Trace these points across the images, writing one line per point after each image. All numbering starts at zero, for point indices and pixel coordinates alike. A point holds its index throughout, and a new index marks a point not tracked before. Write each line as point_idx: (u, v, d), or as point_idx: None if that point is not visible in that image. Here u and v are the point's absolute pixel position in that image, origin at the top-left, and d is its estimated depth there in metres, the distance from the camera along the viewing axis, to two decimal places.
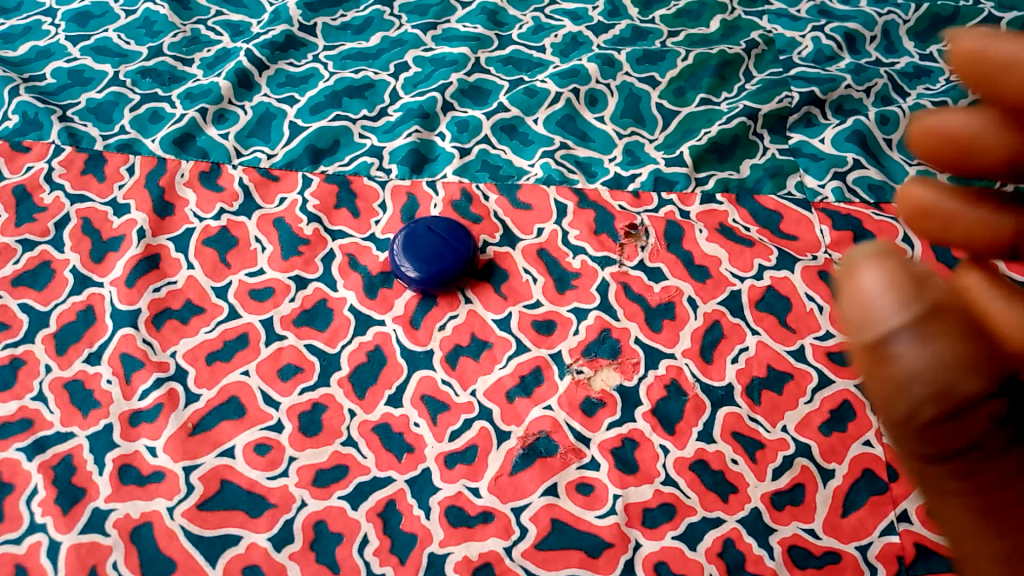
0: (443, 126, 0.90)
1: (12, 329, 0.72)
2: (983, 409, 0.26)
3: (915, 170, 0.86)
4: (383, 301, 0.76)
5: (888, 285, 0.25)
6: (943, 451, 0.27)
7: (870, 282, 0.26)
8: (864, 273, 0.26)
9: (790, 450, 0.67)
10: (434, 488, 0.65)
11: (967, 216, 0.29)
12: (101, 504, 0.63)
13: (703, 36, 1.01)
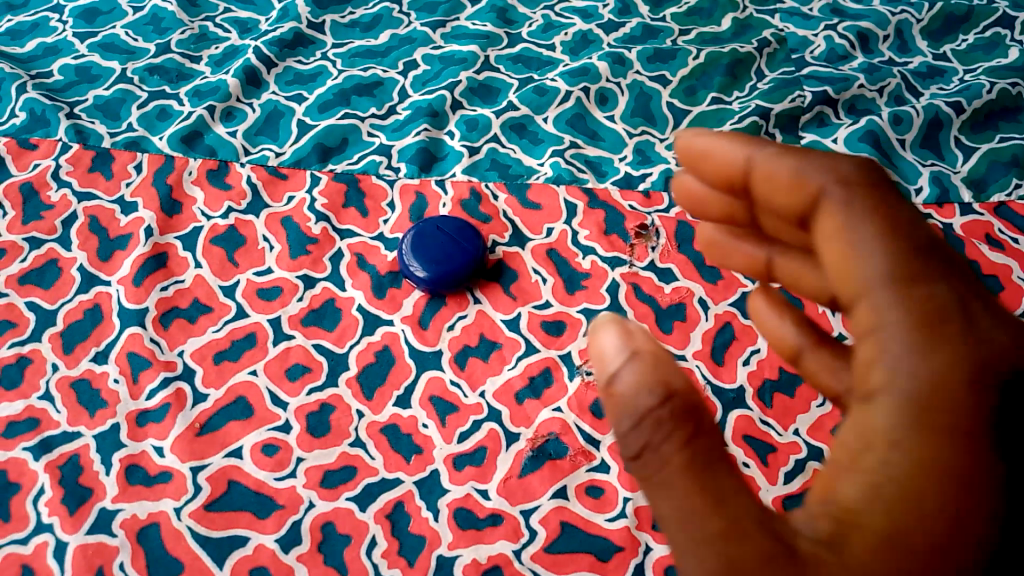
0: (452, 124, 0.90)
1: (18, 328, 0.72)
2: (660, 418, 0.36)
3: (929, 170, 0.86)
4: (391, 301, 0.75)
5: (608, 346, 0.38)
6: (639, 458, 0.37)
7: (602, 344, 0.38)
8: (601, 336, 0.39)
9: (801, 453, 0.66)
10: (442, 490, 0.65)
11: (739, 248, 0.47)
12: (108, 504, 0.62)
13: (714, 34, 1.00)
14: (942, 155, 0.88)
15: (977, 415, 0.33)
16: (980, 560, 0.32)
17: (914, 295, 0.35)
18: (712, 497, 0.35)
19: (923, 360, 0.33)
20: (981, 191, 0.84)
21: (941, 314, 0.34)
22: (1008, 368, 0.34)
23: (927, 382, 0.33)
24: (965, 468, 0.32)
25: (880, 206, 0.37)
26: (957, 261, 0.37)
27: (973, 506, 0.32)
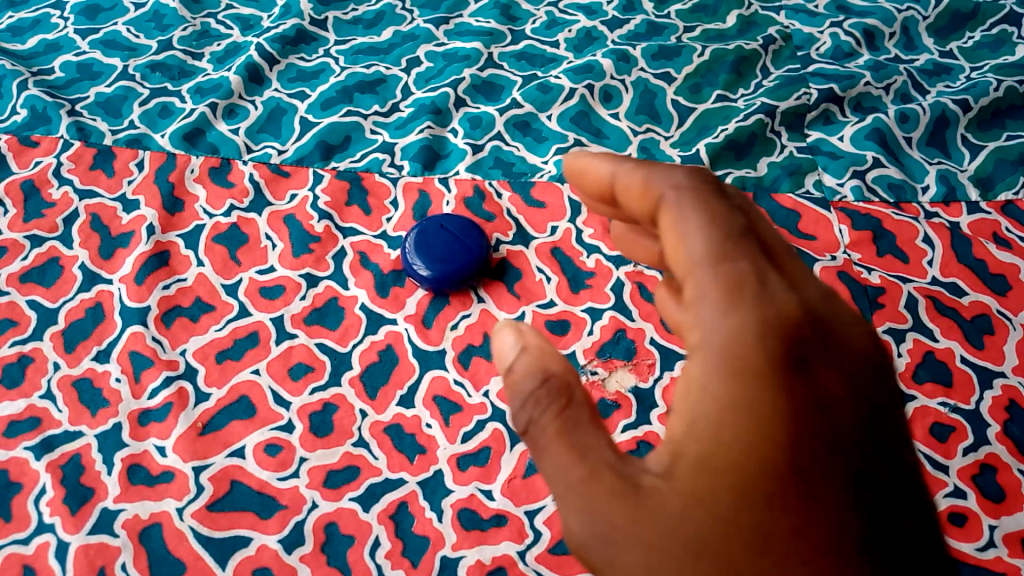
0: (455, 122, 0.89)
1: (19, 326, 0.71)
2: (541, 396, 0.40)
3: (935, 169, 0.85)
4: (394, 300, 0.75)
5: (505, 344, 0.42)
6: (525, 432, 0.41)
7: (502, 344, 0.42)
8: (500, 335, 0.43)
9: None
10: (446, 490, 0.64)
11: (638, 243, 0.53)
12: (109, 504, 0.62)
13: (719, 31, 1.00)
14: (948, 153, 0.87)
15: (773, 366, 0.38)
16: (794, 487, 0.36)
17: (727, 263, 0.40)
18: (574, 451, 0.39)
19: (735, 314, 0.39)
20: (988, 190, 0.84)
21: (748, 278, 0.40)
22: (803, 329, 0.39)
23: (738, 332, 0.38)
24: (772, 403, 0.37)
25: (703, 197, 0.43)
26: (767, 239, 0.43)
27: (785, 438, 0.37)
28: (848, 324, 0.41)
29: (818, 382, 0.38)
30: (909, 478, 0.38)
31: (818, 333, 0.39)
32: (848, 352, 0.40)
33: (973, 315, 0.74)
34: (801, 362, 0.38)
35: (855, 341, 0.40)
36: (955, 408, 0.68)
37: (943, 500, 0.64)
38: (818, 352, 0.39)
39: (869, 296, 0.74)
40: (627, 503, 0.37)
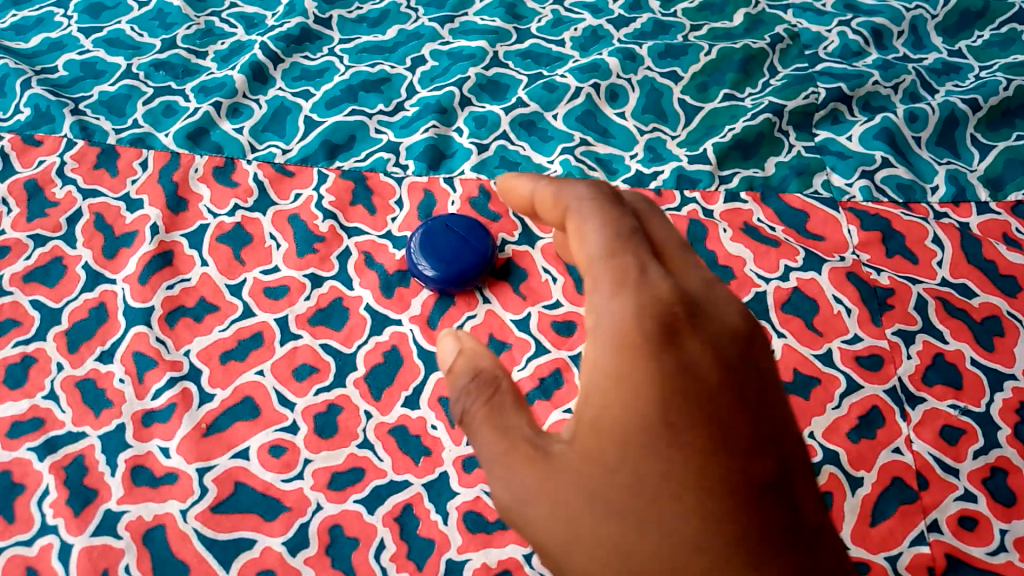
0: (460, 121, 0.89)
1: (23, 326, 0.71)
2: (469, 388, 0.46)
3: (945, 169, 0.84)
4: (399, 300, 0.75)
5: (443, 349, 0.49)
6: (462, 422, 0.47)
7: (440, 350, 0.49)
8: (440, 343, 0.49)
9: (817, 457, 0.65)
10: (451, 492, 0.64)
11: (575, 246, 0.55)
12: (113, 506, 0.62)
13: (726, 30, 0.99)
14: (958, 153, 0.86)
15: (649, 346, 0.42)
16: (671, 447, 0.41)
17: (614, 252, 0.44)
18: (498, 431, 0.45)
19: (619, 298, 0.43)
20: (997, 190, 0.83)
21: (630, 266, 0.44)
22: (677, 312, 0.43)
23: (618, 315, 0.43)
24: (651, 378, 0.42)
25: (599, 196, 0.47)
26: (655, 231, 0.47)
27: (662, 407, 0.42)
28: (723, 305, 0.46)
29: (690, 355, 0.43)
30: (773, 428, 0.43)
31: (693, 312, 0.44)
32: (721, 329, 0.45)
33: (983, 317, 0.73)
34: (676, 337, 0.43)
35: (729, 319, 0.45)
36: (965, 410, 0.68)
37: (954, 503, 0.63)
38: (694, 329, 0.44)
39: (878, 298, 0.74)
40: (538, 464, 0.43)
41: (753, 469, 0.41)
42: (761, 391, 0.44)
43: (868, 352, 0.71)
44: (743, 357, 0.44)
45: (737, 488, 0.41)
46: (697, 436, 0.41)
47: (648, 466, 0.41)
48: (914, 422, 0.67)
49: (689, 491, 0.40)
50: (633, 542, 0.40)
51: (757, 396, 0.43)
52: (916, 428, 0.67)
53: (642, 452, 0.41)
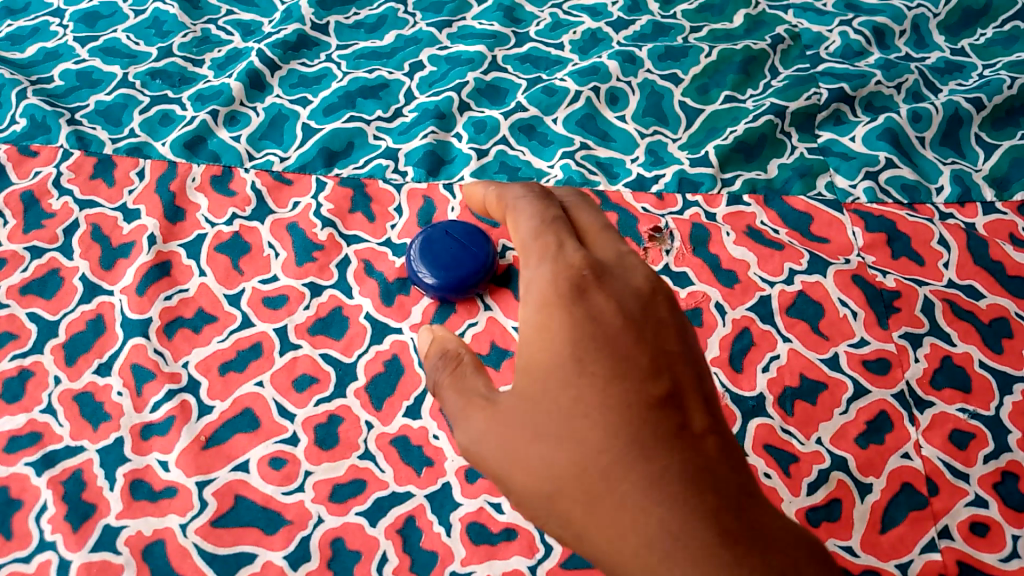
0: (459, 126, 0.88)
1: (19, 340, 0.70)
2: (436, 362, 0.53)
3: (949, 169, 0.84)
4: (400, 309, 0.74)
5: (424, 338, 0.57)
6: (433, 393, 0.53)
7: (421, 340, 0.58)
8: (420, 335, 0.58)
9: (825, 463, 0.64)
10: (454, 503, 0.63)
11: None
12: (112, 521, 0.61)
13: (726, 31, 0.98)
14: (963, 153, 0.86)
15: (562, 301, 0.48)
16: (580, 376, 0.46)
17: (530, 231, 0.51)
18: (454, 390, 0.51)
19: (534, 266, 0.50)
20: (1003, 190, 0.82)
21: (545, 239, 0.51)
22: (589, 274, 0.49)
23: (534, 278, 0.49)
24: (562, 326, 0.47)
25: (531, 191, 0.54)
26: (575, 211, 0.53)
27: (574, 347, 0.47)
28: (636, 265, 0.51)
29: (594, 301, 0.48)
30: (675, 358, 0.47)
31: (602, 270, 0.50)
32: (629, 284, 0.50)
33: (991, 319, 0.72)
34: (583, 287, 0.48)
35: (640, 276, 0.50)
36: (974, 414, 0.67)
37: (964, 509, 0.62)
38: (600, 280, 0.49)
39: (884, 300, 0.73)
40: (481, 410, 0.48)
41: (652, 388, 0.45)
42: (665, 329, 0.48)
43: (875, 356, 0.70)
44: (651, 306, 0.49)
45: (636, 403, 0.44)
46: (600, 364, 0.46)
47: (560, 392, 0.46)
48: (923, 427, 0.66)
49: (595, 408, 0.45)
50: (551, 459, 0.45)
51: (660, 331, 0.48)
52: (925, 433, 0.66)
53: (555, 382, 0.46)
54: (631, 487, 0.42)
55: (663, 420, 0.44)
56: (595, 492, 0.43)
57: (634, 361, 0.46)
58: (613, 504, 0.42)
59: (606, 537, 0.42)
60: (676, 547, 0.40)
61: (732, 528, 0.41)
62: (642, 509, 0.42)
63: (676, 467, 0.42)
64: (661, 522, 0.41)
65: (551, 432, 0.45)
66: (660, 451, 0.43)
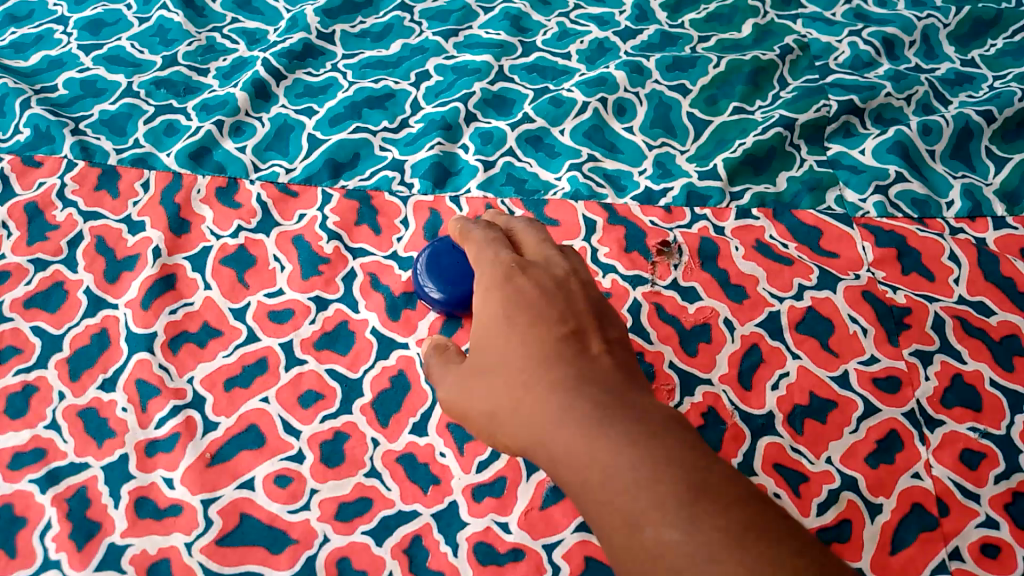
0: (466, 137, 0.87)
1: (23, 354, 0.70)
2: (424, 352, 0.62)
3: (960, 183, 0.83)
4: (406, 323, 0.73)
5: None
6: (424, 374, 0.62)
7: None
8: None
9: (835, 483, 0.64)
10: (461, 523, 0.63)
11: None
12: (117, 539, 0.60)
13: (734, 41, 0.98)
14: (973, 166, 0.85)
15: (494, 283, 0.57)
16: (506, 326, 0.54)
17: (480, 242, 0.62)
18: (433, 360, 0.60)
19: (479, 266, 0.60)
20: (1014, 204, 0.82)
21: (487, 245, 0.61)
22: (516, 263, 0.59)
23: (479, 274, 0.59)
24: (495, 298, 0.56)
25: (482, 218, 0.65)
26: (518, 228, 0.64)
27: (504, 311, 0.55)
28: (562, 257, 0.60)
29: (520, 275, 0.57)
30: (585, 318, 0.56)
31: (531, 261, 0.59)
32: (553, 268, 0.59)
33: (1002, 336, 0.71)
34: (512, 266, 0.58)
35: (563, 263, 0.60)
36: (986, 433, 0.66)
37: (975, 531, 0.62)
38: (527, 265, 0.58)
39: (894, 317, 0.72)
40: (450, 368, 0.58)
41: (560, 326, 0.54)
42: (579, 295, 0.57)
43: (885, 374, 0.69)
44: (567, 283, 0.58)
45: (549, 338, 0.53)
46: (521, 312, 0.55)
47: (490, 333, 0.55)
48: (934, 447, 0.66)
49: (513, 340, 0.53)
50: (486, 384, 0.53)
51: (573, 294, 0.57)
52: (936, 452, 0.65)
53: (490, 334, 0.55)
54: (537, 385, 0.50)
55: (567, 344, 0.53)
56: (516, 397, 0.51)
57: (548, 308, 0.55)
58: (524, 401, 0.50)
59: (522, 428, 0.50)
60: (567, 418, 0.48)
61: (615, 401, 0.49)
62: (544, 398, 0.50)
63: (574, 370, 0.51)
64: (557, 404, 0.49)
65: (486, 366, 0.54)
66: (562, 361, 0.51)
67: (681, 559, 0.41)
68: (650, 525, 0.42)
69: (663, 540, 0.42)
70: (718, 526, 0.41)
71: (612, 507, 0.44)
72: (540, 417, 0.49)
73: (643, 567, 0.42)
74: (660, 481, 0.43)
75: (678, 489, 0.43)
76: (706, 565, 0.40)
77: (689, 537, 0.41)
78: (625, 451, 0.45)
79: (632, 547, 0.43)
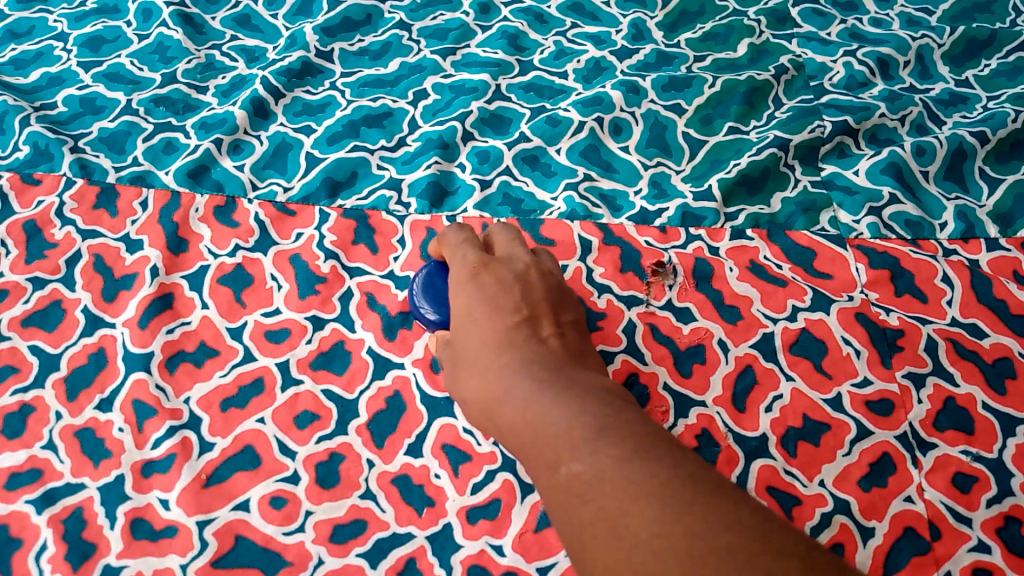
0: (463, 156, 0.88)
1: (20, 373, 0.70)
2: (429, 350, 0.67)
3: (953, 205, 0.84)
4: (402, 344, 0.74)
5: None
6: None
7: None
8: None
9: (827, 506, 0.64)
10: (455, 546, 0.63)
11: None
12: (112, 561, 0.60)
13: (730, 60, 0.99)
14: (966, 187, 0.86)
15: (460, 282, 0.62)
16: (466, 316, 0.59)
17: (451, 249, 0.67)
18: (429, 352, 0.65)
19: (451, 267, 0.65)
20: (1007, 226, 0.82)
21: (457, 250, 0.66)
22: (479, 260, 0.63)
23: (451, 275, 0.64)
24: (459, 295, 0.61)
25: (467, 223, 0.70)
26: (494, 234, 0.68)
27: (465, 304, 0.60)
28: (527, 254, 0.65)
29: (484, 271, 0.61)
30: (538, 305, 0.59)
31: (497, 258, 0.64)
32: (515, 263, 0.63)
33: (994, 359, 0.72)
34: (476, 265, 0.62)
35: (525, 259, 0.64)
36: (977, 456, 0.66)
37: (967, 555, 0.62)
38: (490, 262, 0.63)
39: (887, 339, 0.73)
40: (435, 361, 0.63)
41: (515, 313, 0.58)
42: (537, 285, 0.61)
43: (878, 397, 0.70)
44: (526, 277, 0.62)
45: (501, 324, 0.57)
46: (480, 304, 0.59)
47: (457, 324, 0.59)
48: (926, 469, 0.66)
49: (474, 327, 0.58)
50: (455, 369, 0.58)
51: (531, 285, 0.61)
52: (928, 476, 0.66)
53: (457, 327, 0.59)
54: (489, 364, 0.54)
55: (517, 329, 0.57)
56: (477, 381, 0.55)
57: (503, 298, 0.59)
58: (480, 381, 0.54)
59: (480, 404, 0.54)
60: (510, 391, 0.52)
61: (551, 372, 0.52)
62: (494, 374, 0.54)
63: (520, 350, 0.54)
64: (502, 379, 0.53)
65: (454, 358, 0.58)
66: (511, 342, 0.55)
67: (583, 486, 0.43)
68: (561, 463, 0.45)
69: (572, 473, 0.44)
70: (614, 454, 0.44)
71: (538, 457, 0.47)
72: (490, 389, 0.53)
73: (560, 502, 0.45)
74: (573, 426, 0.46)
75: (585, 431, 0.46)
76: (599, 486, 0.43)
77: (590, 465, 0.44)
78: (550, 410, 0.48)
79: (552, 487, 0.45)
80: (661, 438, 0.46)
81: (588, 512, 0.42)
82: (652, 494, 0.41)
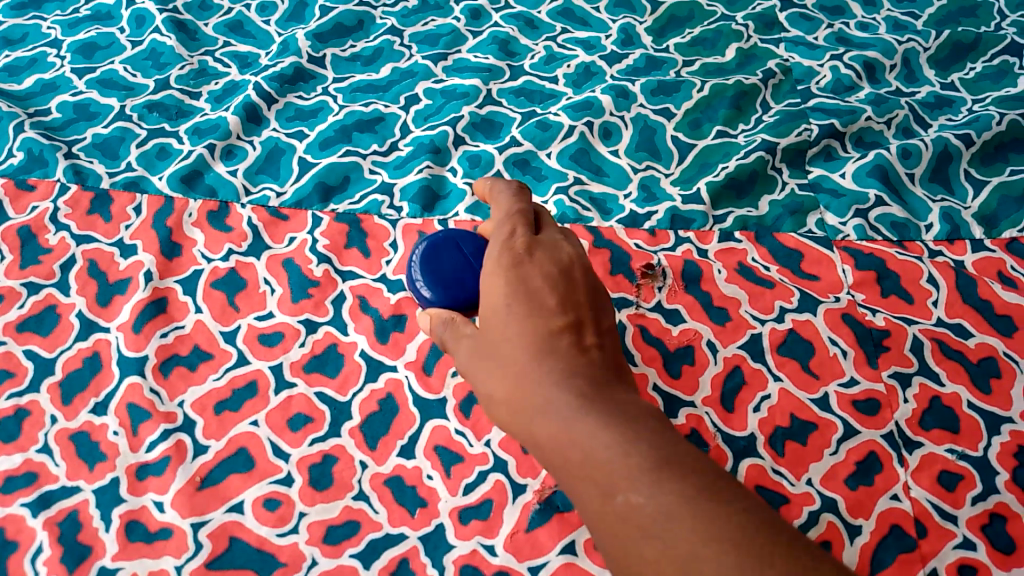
0: (454, 161, 0.89)
1: (16, 378, 0.70)
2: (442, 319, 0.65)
3: (939, 206, 0.85)
4: (394, 346, 0.74)
5: None
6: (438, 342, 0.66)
7: None
8: None
9: (815, 504, 0.65)
10: (447, 546, 0.63)
11: None
12: (107, 563, 0.61)
13: (718, 65, 1.00)
14: (951, 189, 0.87)
15: (500, 269, 0.60)
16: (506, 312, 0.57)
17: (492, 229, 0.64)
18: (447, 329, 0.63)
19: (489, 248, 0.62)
20: (992, 227, 0.83)
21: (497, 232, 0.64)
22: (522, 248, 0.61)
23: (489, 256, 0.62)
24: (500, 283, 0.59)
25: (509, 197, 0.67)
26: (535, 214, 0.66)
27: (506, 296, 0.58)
28: (568, 244, 0.63)
29: (528, 265, 0.59)
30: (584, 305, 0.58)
31: (539, 246, 0.62)
32: (559, 254, 0.61)
33: (979, 358, 0.73)
34: (519, 255, 0.60)
35: (569, 252, 0.62)
36: (962, 454, 0.67)
37: (952, 552, 0.63)
38: (533, 252, 0.60)
39: (873, 339, 0.74)
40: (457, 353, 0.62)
41: (560, 313, 0.57)
42: (580, 283, 0.60)
43: (864, 396, 0.71)
44: (569, 272, 0.60)
45: (544, 327, 0.56)
46: (520, 301, 0.57)
47: (492, 322, 0.58)
48: (912, 468, 0.67)
49: (512, 327, 0.56)
50: (488, 369, 0.57)
51: (575, 283, 0.59)
52: (914, 474, 0.66)
53: (493, 323, 0.58)
54: (529, 373, 0.54)
55: (561, 335, 0.55)
56: (516, 388, 0.54)
57: (546, 297, 0.57)
58: (519, 389, 0.54)
59: (516, 411, 0.54)
60: (555, 405, 0.51)
61: (596, 388, 0.52)
62: (536, 384, 0.53)
63: (563, 360, 0.54)
64: (547, 391, 0.52)
65: (487, 358, 0.58)
66: (554, 349, 0.54)
67: (645, 519, 0.44)
68: (618, 492, 0.46)
69: (632, 504, 0.45)
70: (679, 490, 0.44)
71: (590, 480, 0.48)
72: (532, 399, 0.53)
73: (616, 530, 0.45)
74: (630, 455, 0.47)
75: (644, 460, 0.46)
76: (665, 521, 0.43)
77: (654, 499, 0.44)
78: (600, 432, 0.49)
79: (608, 513, 0.46)
80: (717, 469, 0.47)
81: (652, 548, 0.43)
82: (725, 538, 0.42)
